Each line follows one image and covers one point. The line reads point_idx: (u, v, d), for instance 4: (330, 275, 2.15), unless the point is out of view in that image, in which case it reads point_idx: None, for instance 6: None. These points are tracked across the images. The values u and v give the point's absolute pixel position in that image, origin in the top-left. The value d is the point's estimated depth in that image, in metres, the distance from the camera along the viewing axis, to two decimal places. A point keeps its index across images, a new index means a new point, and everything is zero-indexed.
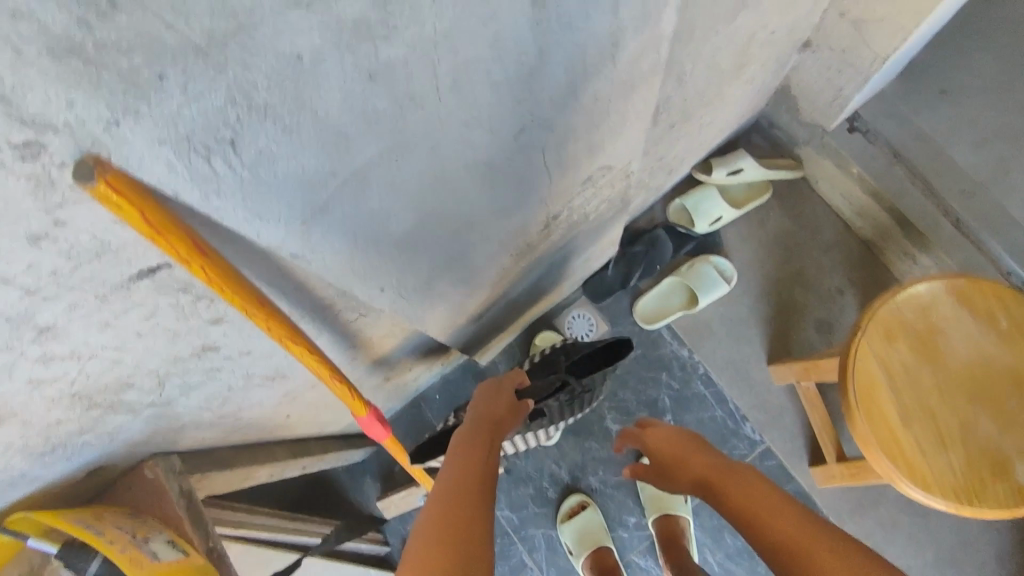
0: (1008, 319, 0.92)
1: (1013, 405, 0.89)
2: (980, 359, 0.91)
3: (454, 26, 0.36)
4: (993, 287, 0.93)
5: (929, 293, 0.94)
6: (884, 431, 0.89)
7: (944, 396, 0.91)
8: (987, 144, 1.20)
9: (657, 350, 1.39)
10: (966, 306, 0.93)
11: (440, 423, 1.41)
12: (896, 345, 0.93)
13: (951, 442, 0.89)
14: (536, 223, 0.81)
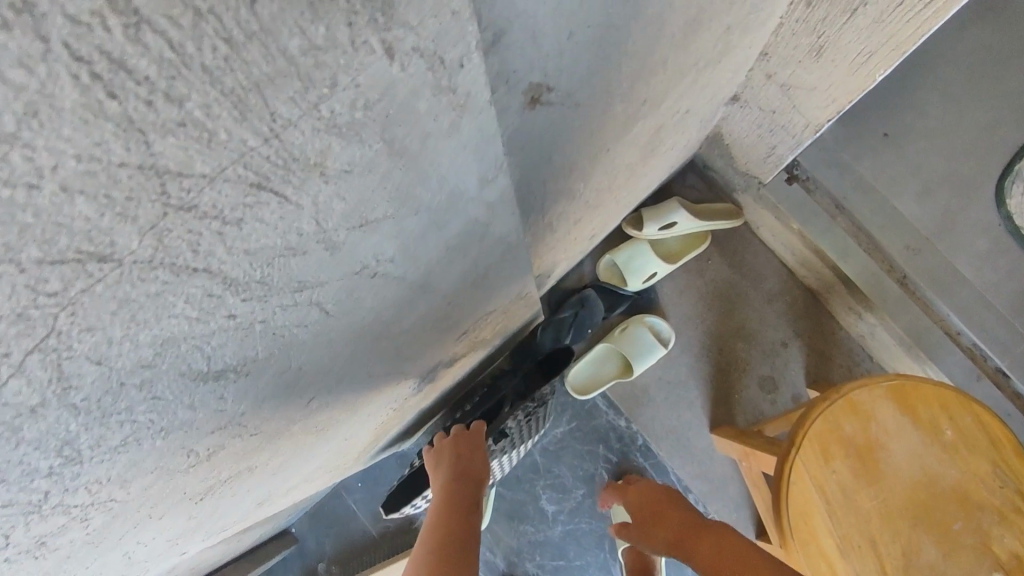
0: (952, 428, 0.81)
1: (958, 527, 0.80)
2: (924, 476, 0.81)
3: (64, 478, 0.23)
4: (937, 394, 0.82)
5: (868, 399, 0.83)
6: (820, 564, 0.79)
7: (886, 521, 0.80)
8: (932, 193, 1.10)
9: (592, 421, 1.25)
10: (909, 413, 0.82)
11: (364, 515, 1.28)
12: (834, 462, 0.82)
13: (891, 572, 0.79)
14: (403, 389, 0.67)
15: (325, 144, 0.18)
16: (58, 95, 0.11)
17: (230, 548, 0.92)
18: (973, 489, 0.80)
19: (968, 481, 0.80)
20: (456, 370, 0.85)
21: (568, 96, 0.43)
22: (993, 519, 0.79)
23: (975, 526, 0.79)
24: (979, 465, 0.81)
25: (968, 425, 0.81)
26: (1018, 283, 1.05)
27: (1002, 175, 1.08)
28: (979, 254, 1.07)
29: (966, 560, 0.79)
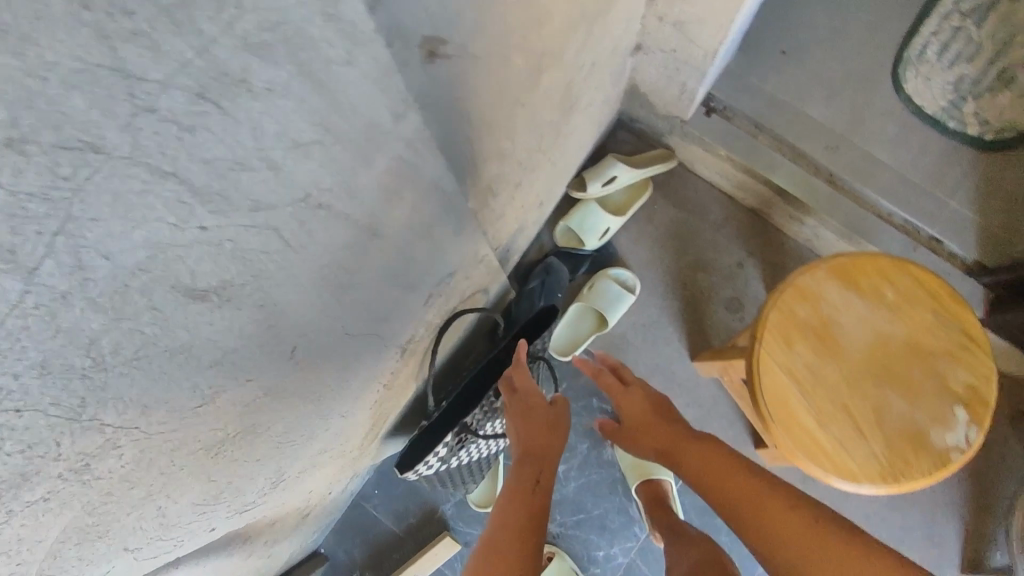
0: (893, 290, 0.88)
1: (917, 375, 0.87)
2: (877, 339, 0.88)
3: (91, 384, 0.28)
4: (873, 262, 0.89)
5: (814, 282, 0.89)
6: (804, 440, 0.86)
7: (853, 386, 0.87)
8: (837, 94, 1.18)
9: (582, 377, 1.31)
10: (852, 286, 0.89)
11: (387, 518, 1.32)
12: (796, 347, 0.88)
13: (869, 430, 0.86)
14: (385, 364, 0.71)
15: (243, 62, 0.25)
16: (36, 4, 0.17)
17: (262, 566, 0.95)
18: (921, 339, 0.87)
19: (915, 333, 0.88)
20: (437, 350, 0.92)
21: (462, 47, 0.50)
22: (944, 360, 0.87)
23: (930, 371, 0.87)
24: (922, 316, 0.88)
25: (906, 284, 0.88)
26: (931, 157, 1.14)
27: (895, 65, 1.18)
28: (890, 139, 1.16)
29: (929, 402, 0.86)
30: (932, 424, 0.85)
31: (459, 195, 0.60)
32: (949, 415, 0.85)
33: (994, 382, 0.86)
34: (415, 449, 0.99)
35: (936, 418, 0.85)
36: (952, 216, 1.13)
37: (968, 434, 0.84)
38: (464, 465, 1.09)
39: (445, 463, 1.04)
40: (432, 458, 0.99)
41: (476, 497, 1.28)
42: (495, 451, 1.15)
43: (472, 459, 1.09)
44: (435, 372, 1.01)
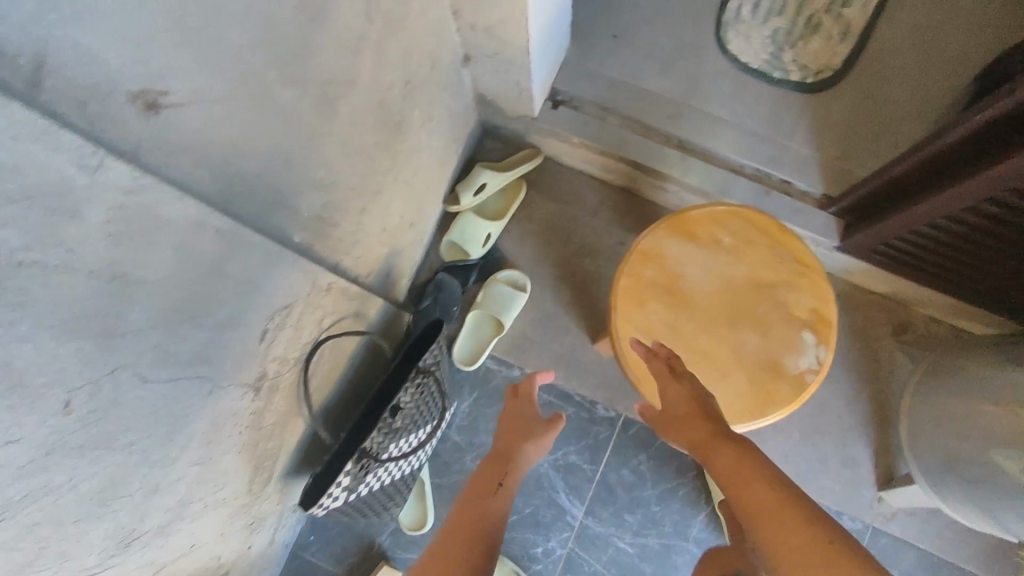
0: (727, 234, 0.93)
1: (764, 308, 0.91)
2: (722, 282, 0.92)
3: None
4: (703, 211, 0.93)
5: (653, 242, 0.93)
6: (672, 394, 0.88)
7: (708, 332, 0.91)
8: (672, 65, 1.24)
9: (490, 384, 1.37)
10: (689, 237, 0.93)
11: (328, 559, 1.33)
12: (648, 306, 0.91)
13: (730, 370, 0.89)
14: (235, 405, 0.75)
15: None
16: None
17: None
18: (762, 274, 0.92)
19: (755, 270, 0.92)
20: (315, 387, 0.98)
21: (196, 93, 0.52)
22: (785, 289, 0.91)
23: (775, 302, 0.91)
24: (759, 253, 0.92)
25: (738, 226, 0.93)
26: (765, 108, 1.21)
27: (716, 30, 1.24)
28: (725, 97, 1.22)
29: (778, 332, 0.90)
30: (785, 351, 0.90)
31: (246, 228, 0.63)
32: (798, 339, 0.90)
33: (833, 300, 0.91)
34: (319, 483, 1.02)
35: (789, 346, 0.90)
36: (795, 157, 1.19)
37: (818, 354, 0.89)
38: (375, 491, 1.13)
39: (355, 492, 1.08)
40: (337, 489, 1.03)
41: (407, 520, 1.33)
42: (409, 470, 1.19)
43: (385, 481, 1.13)
44: (328, 406, 1.04)
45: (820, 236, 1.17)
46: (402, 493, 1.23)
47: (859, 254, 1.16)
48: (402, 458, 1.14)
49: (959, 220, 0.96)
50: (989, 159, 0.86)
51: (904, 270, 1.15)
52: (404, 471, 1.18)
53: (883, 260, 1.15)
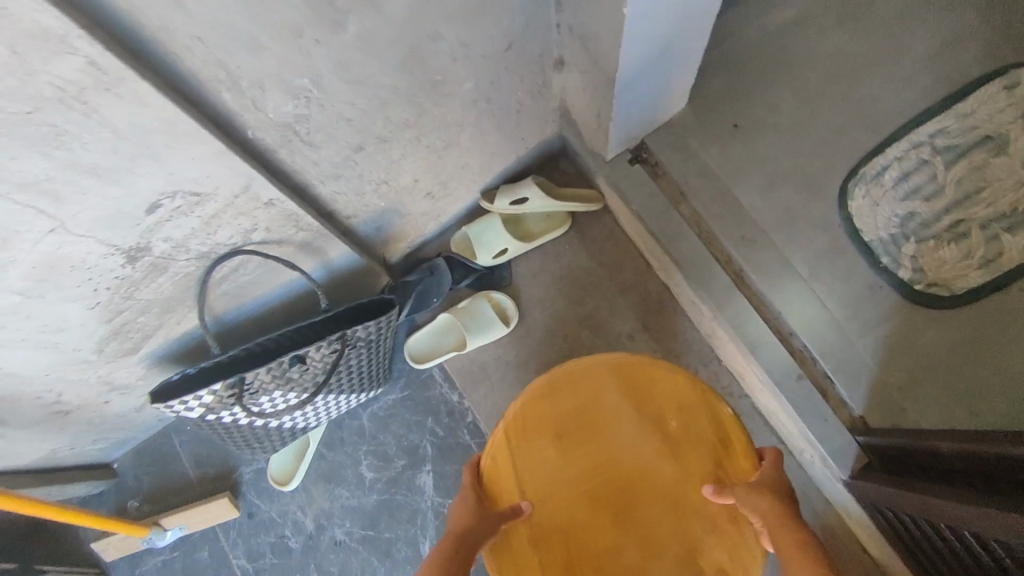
0: (675, 419, 0.84)
1: (665, 529, 0.80)
2: (638, 472, 0.83)
3: None
4: (660, 378, 0.85)
5: (595, 381, 0.86)
6: (505, 558, 0.80)
7: (586, 512, 0.82)
8: (775, 188, 1.07)
9: (425, 391, 1.23)
10: (635, 401, 0.85)
11: (186, 457, 1.24)
12: (543, 445, 0.84)
13: (582, 572, 0.80)
14: (87, 263, 0.69)
15: None
16: None
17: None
18: (686, 494, 0.81)
19: (682, 484, 0.82)
20: (222, 293, 0.90)
21: None
22: (705, 529, 0.79)
23: (684, 531, 0.80)
24: (697, 467, 0.82)
25: (695, 424, 0.83)
26: (849, 285, 1.01)
27: (847, 178, 1.06)
28: (814, 251, 1.04)
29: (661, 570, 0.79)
30: None
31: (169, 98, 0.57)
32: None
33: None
34: (184, 385, 0.94)
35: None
36: (851, 354, 0.99)
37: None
38: (242, 426, 1.05)
39: (215, 415, 0.99)
40: (195, 402, 0.94)
41: (275, 471, 1.20)
42: (289, 423, 1.10)
43: (254, 421, 1.04)
44: (235, 317, 0.96)
45: (830, 456, 0.96)
46: (273, 441, 1.13)
47: (863, 503, 0.93)
48: (285, 405, 1.04)
49: (961, 542, 0.72)
50: (1022, 499, 0.60)
51: (905, 551, 0.90)
52: (282, 422, 1.08)
53: (886, 527, 0.91)
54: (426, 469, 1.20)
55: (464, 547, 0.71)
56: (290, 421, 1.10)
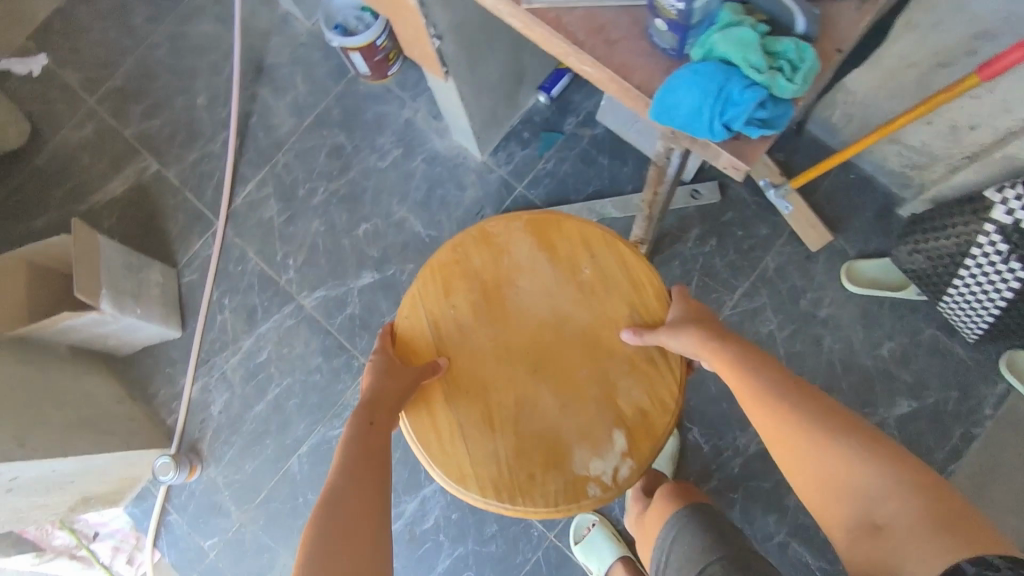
0: (590, 267, 1.07)
1: (584, 375, 1.03)
2: (546, 325, 1.05)
3: None
4: (558, 224, 1.09)
5: (507, 243, 1.09)
6: (425, 416, 1.02)
7: (510, 366, 1.04)
8: None
9: (977, 380, 1.28)
10: (546, 263, 1.08)
11: (831, 180, 1.39)
12: (461, 304, 1.07)
13: (503, 423, 1.01)
14: None
15: None
16: None
17: (907, 26, 1.02)
18: (599, 336, 1.04)
19: (592, 330, 1.05)
20: None
21: None
22: (627, 375, 1.02)
23: (599, 378, 1.02)
24: (601, 313, 1.06)
25: (602, 271, 1.07)
26: None
27: None
28: None
29: (574, 412, 1.01)
30: (571, 437, 1.00)
31: None
32: (605, 443, 0.99)
33: (663, 412, 0.99)
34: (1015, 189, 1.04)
35: (588, 440, 0.99)
36: None
37: (616, 468, 0.98)
38: (947, 248, 1.14)
39: (973, 227, 1.08)
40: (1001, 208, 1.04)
41: (856, 266, 1.34)
42: (948, 282, 1.17)
43: (961, 258, 1.12)
44: None
45: None
46: (910, 270, 1.23)
47: None
48: (989, 279, 1.11)
49: None
50: None
51: None
52: (955, 278, 1.15)
53: None
54: (912, 402, 1.28)
55: (374, 401, 0.94)
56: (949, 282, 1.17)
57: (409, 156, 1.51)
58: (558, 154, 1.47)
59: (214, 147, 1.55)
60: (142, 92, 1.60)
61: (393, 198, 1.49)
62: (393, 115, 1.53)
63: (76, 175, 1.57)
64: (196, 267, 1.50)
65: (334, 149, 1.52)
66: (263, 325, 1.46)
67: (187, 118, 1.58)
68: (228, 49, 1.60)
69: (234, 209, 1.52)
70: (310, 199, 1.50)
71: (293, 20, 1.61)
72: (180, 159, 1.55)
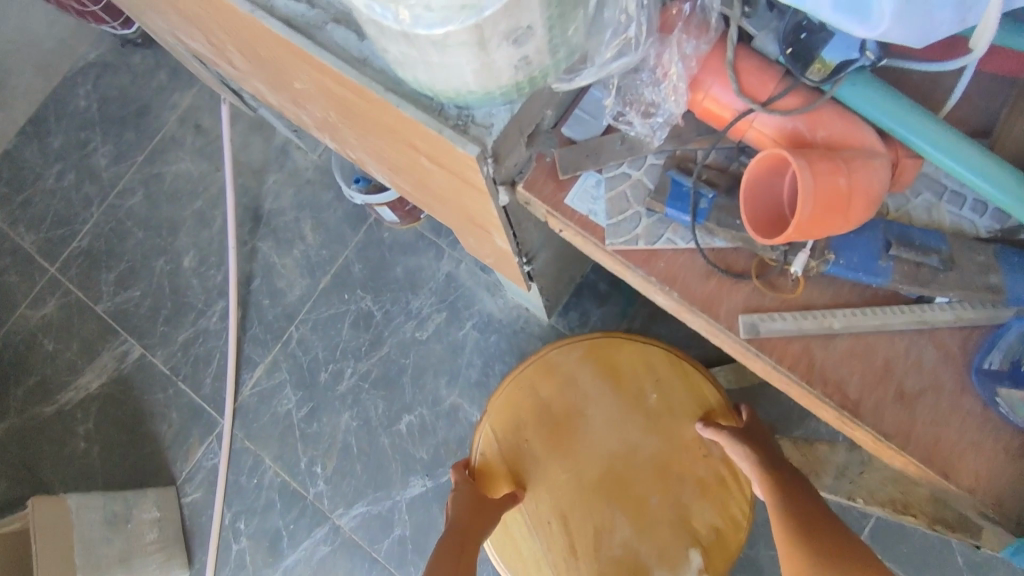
0: (657, 392, 0.77)
1: (658, 502, 0.74)
2: (618, 445, 0.76)
3: None
4: (616, 340, 0.79)
5: (569, 367, 0.78)
6: (506, 540, 0.76)
7: (579, 494, 0.75)
8: None
9: None
10: (610, 378, 0.78)
11: None
12: (527, 432, 0.76)
13: (581, 553, 0.74)
14: None
15: None
16: None
17: None
18: (673, 460, 0.75)
19: (669, 453, 0.75)
20: None
21: None
22: (709, 494, 0.74)
23: (670, 503, 0.74)
24: (680, 436, 0.75)
25: (674, 391, 0.77)
26: None
27: None
28: None
29: (656, 538, 0.74)
30: (655, 564, 0.74)
31: None
32: (684, 563, 0.73)
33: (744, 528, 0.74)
34: None
35: (667, 562, 0.74)
36: None
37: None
38: None
39: None
40: None
41: None
42: None
43: None
44: None
45: None
46: None
47: None
48: None
49: None
50: None
51: None
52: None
53: None
54: None
55: (461, 527, 0.64)
56: None
57: (456, 322, 1.20)
58: (645, 310, 1.16)
59: (210, 321, 1.24)
60: (113, 254, 1.29)
61: (441, 381, 1.18)
62: (430, 269, 1.22)
63: (39, 367, 1.26)
64: (199, 481, 1.20)
65: (360, 317, 1.22)
66: (290, 556, 1.15)
67: (172, 286, 1.26)
68: (217, 192, 1.29)
69: (241, 402, 1.21)
70: (336, 385, 1.20)
71: (293, 148, 1.28)
72: (167, 340, 1.25)
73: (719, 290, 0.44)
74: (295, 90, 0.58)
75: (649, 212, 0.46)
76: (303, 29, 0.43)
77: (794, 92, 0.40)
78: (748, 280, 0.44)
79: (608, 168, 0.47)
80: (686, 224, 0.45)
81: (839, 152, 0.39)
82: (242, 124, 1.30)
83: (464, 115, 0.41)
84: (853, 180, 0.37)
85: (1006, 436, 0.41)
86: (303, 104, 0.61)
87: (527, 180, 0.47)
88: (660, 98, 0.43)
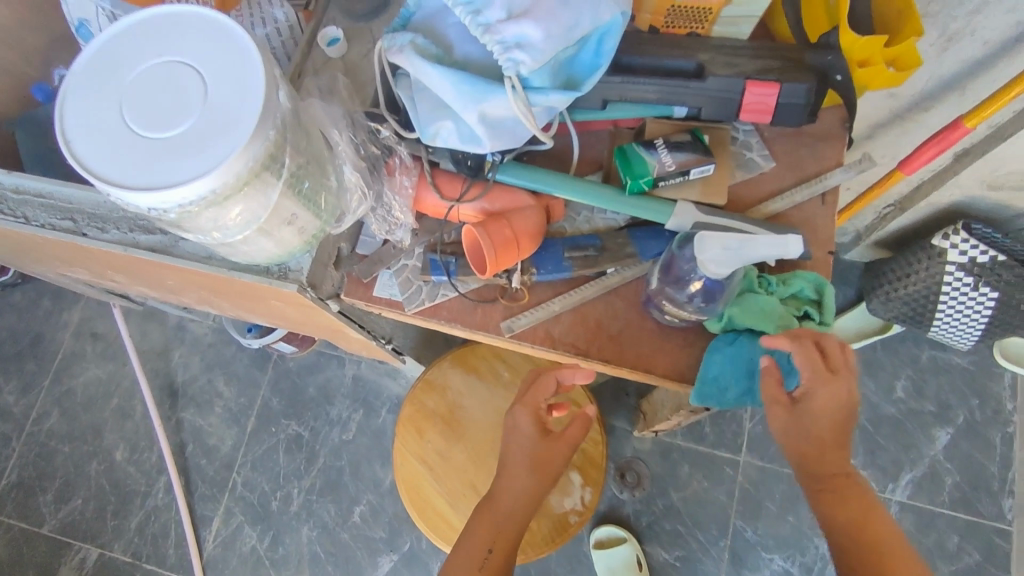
0: (509, 370, 1.00)
1: None
2: (493, 417, 0.97)
3: None
4: (472, 350, 1.01)
5: (441, 377, 0.99)
6: (436, 518, 0.93)
7: (478, 463, 0.95)
8: None
9: (986, 381, 1.34)
10: (472, 374, 0.99)
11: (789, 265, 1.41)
12: (426, 434, 0.96)
13: None
14: None
15: None
16: None
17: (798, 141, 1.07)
18: None
19: None
20: None
21: None
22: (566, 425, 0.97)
23: None
24: None
25: (519, 366, 1.00)
26: None
27: None
28: None
29: None
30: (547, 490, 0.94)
31: None
32: (565, 481, 0.94)
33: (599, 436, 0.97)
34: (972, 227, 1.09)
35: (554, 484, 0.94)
36: None
37: (582, 496, 0.94)
38: (929, 289, 1.15)
39: (951, 266, 1.11)
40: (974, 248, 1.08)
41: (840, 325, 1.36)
42: (938, 310, 1.18)
43: (939, 291, 1.15)
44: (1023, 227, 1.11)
45: None
46: (890, 313, 1.25)
47: None
48: (971, 304, 1.15)
49: None
50: None
51: None
52: (937, 309, 1.19)
53: None
54: (945, 430, 1.32)
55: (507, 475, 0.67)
56: (941, 312, 1.19)
57: (372, 413, 1.39)
58: None
59: (157, 497, 1.36)
60: (47, 474, 1.39)
61: (376, 466, 1.36)
62: (337, 378, 1.41)
63: None
64: None
65: (291, 441, 1.38)
66: None
67: (113, 480, 1.38)
68: (129, 384, 1.43)
69: (207, 557, 1.33)
70: (287, 506, 1.34)
71: (187, 322, 1.46)
72: (122, 530, 1.35)
73: (484, 314, 0.70)
74: (168, 285, 0.79)
75: (426, 283, 0.70)
76: (162, 249, 0.66)
77: (473, 188, 0.67)
78: (499, 302, 0.70)
79: (394, 264, 0.71)
80: (445, 280, 0.70)
81: (506, 214, 0.65)
82: (136, 319, 1.47)
83: (283, 267, 0.65)
84: (515, 229, 0.64)
85: (672, 336, 0.67)
86: (179, 292, 0.82)
87: (344, 290, 0.71)
88: (402, 216, 0.68)
